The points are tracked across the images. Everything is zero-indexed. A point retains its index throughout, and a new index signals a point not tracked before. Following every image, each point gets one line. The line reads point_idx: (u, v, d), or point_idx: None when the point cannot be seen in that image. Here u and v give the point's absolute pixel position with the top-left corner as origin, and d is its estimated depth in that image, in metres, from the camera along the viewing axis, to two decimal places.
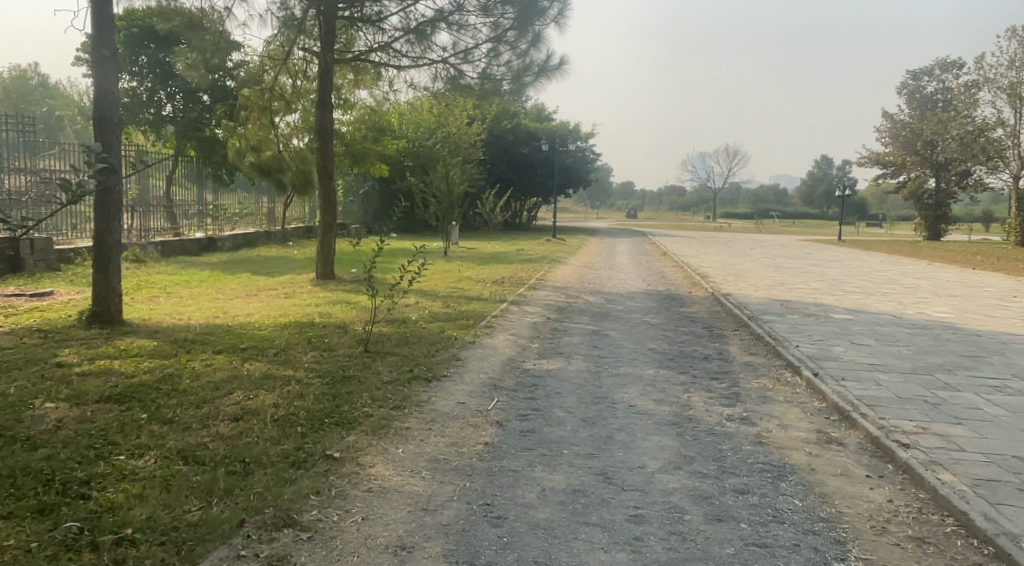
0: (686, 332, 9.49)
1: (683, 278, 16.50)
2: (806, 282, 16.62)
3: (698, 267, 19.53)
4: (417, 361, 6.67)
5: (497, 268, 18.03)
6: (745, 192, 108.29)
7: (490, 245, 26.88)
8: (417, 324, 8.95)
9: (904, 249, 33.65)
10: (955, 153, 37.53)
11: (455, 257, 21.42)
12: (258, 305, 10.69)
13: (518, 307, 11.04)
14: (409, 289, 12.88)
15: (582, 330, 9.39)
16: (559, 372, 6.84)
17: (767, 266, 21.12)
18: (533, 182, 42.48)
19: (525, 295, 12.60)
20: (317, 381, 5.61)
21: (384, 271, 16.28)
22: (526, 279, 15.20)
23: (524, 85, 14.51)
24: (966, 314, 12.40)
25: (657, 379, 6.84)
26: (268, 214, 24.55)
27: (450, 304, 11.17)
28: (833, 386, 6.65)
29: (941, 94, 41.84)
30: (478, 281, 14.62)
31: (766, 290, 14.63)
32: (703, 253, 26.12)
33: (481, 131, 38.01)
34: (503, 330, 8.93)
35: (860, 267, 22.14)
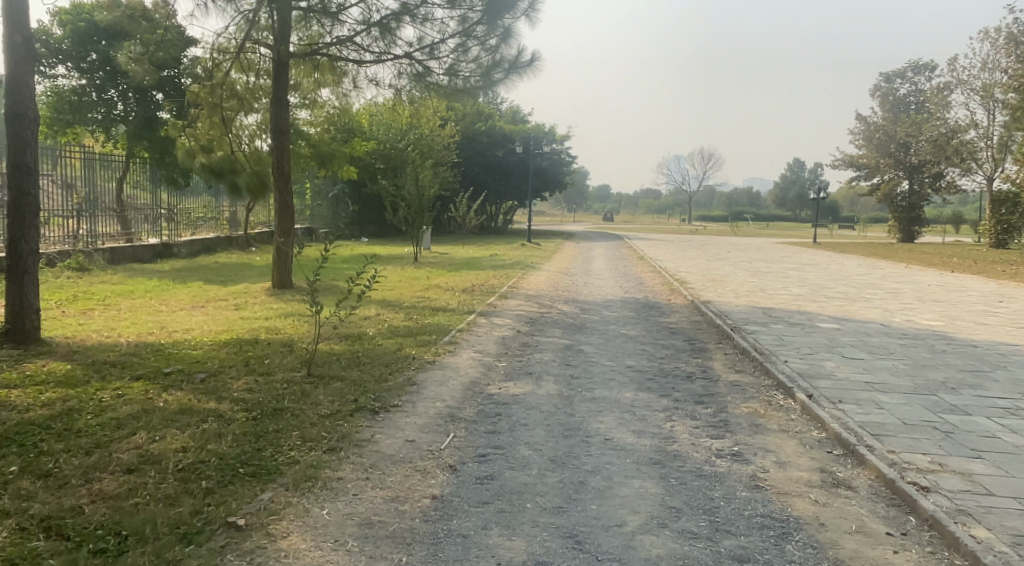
0: (666, 346, 8.76)
1: (660, 284, 15.85)
2: (787, 287, 16.02)
3: (675, 272, 18.92)
4: (366, 387, 5.85)
5: (467, 274, 17.26)
6: (719, 195, 108.48)
7: (463, 250, 26.09)
8: (373, 341, 8.12)
9: (880, 252, 33.32)
10: (928, 155, 37.39)
11: (425, 263, 20.61)
12: (202, 320, 9.82)
13: (486, 319, 10.27)
14: (372, 300, 12.09)
15: (553, 345, 8.64)
16: (526, 398, 6.08)
17: (745, 270, 20.54)
18: (508, 185, 41.76)
19: (495, 304, 11.85)
20: (241, 416, 4.81)
21: (348, 280, 15.45)
22: (496, 287, 14.44)
23: (493, 82, 13.74)
24: (956, 322, 11.83)
25: (636, 404, 6.09)
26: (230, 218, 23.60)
27: (413, 316, 10.37)
28: (831, 410, 5.95)
29: (914, 97, 41.76)
30: (446, 290, 13.86)
31: (747, 297, 13.98)
32: (681, 257, 25.52)
33: (453, 133, 37.23)
34: (467, 346, 8.14)
35: (840, 271, 21.64)
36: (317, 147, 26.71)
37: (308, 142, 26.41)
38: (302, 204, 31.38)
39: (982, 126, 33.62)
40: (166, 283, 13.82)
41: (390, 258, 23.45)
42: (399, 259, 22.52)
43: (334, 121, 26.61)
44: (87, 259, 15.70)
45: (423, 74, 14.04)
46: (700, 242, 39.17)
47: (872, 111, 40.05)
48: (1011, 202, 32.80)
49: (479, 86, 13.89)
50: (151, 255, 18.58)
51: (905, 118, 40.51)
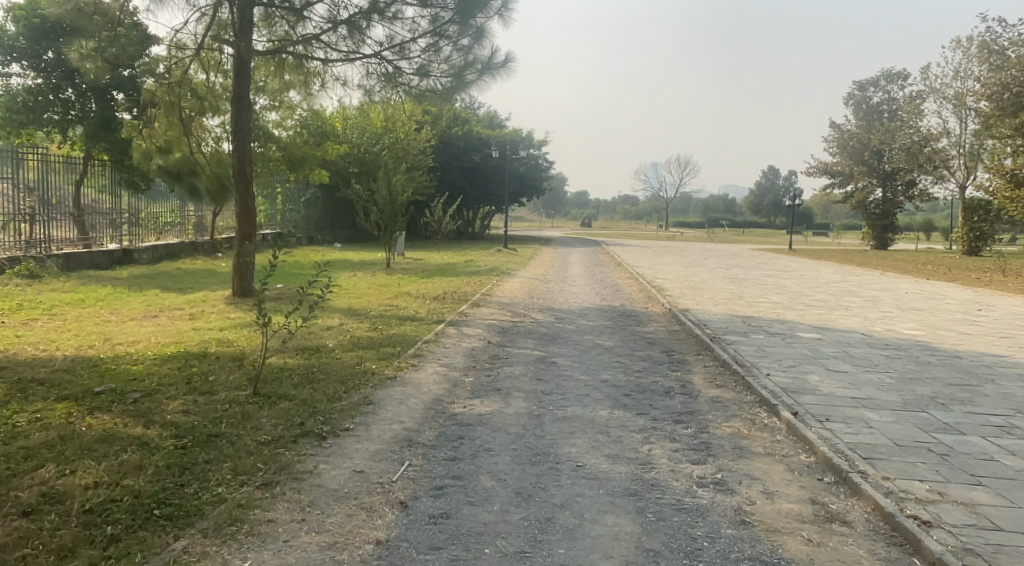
0: (643, 358, 8.33)
1: (638, 291, 15.45)
2: (765, 295, 15.70)
3: (653, 280, 18.55)
4: (315, 407, 5.38)
5: (440, 281, 16.78)
6: (695, 202, 108.85)
7: (437, 256, 25.59)
8: (331, 354, 7.64)
9: (856, 258, 33.28)
10: (902, 163, 37.51)
11: (397, 269, 20.09)
12: (150, 331, 9.28)
13: (455, 328, 9.79)
14: (337, 310, 11.61)
15: (525, 357, 8.17)
16: (493, 418, 5.60)
17: (722, 277, 20.23)
18: (484, 190, 41.29)
19: (465, 312, 11.39)
20: (169, 444, 4.34)
21: (315, 287, 14.92)
22: (469, 294, 13.97)
23: (465, 84, 13.29)
24: (938, 331, 11.54)
25: (611, 424, 5.65)
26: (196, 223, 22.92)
27: (378, 326, 9.88)
28: (819, 430, 5.54)
29: (887, 105, 41.95)
30: (416, 298, 13.37)
31: (726, 305, 13.62)
32: (658, 264, 25.17)
33: (429, 138, 36.69)
34: (432, 359, 7.66)
35: (817, 278, 21.41)
36: (288, 149, 26.10)
37: (278, 144, 25.79)
38: (273, 209, 30.71)
39: (954, 134, 33.76)
40: (120, 292, 13.27)
41: (361, 263, 22.86)
42: (371, 265, 21.96)
43: (306, 124, 26.01)
44: (38, 266, 15.04)
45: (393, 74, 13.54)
46: (676, 248, 38.95)
47: (846, 119, 40.15)
48: (983, 209, 32.92)
49: (451, 90, 13.42)
50: (109, 261, 17.95)
51: (878, 126, 40.67)
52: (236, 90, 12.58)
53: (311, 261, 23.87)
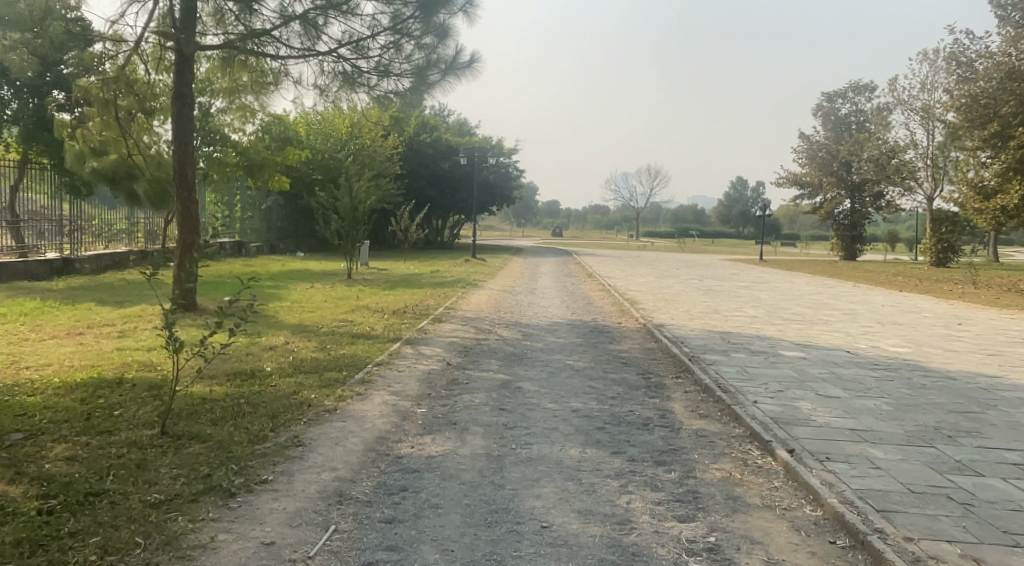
0: (617, 382, 7.55)
1: (609, 305, 14.75)
2: (741, 308, 15.05)
3: (625, 292, 17.88)
4: (231, 451, 4.65)
5: (402, 293, 15.90)
6: (665, 212, 109.04)
7: (402, 266, 24.67)
8: (270, 382, 6.85)
9: (827, 269, 32.92)
10: (870, 174, 37.39)
11: (358, 280, 19.15)
12: (70, 353, 8.46)
13: (412, 347, 8.96)
14: (286, 326, 10.77)
15: (487, 382, 7.35)
16: (445, 462, 4.79)
17: (696, 289, 19.61)
18: (453, 198, 40.46)
19: (424, 328, 10.59)
20: (30, 513, 3.60)
21: (267, 300, 14.00)
22: (431, 307, 13.12)
23: (428, 84, 12.50)
24: (924, 347, 10.91)
25: (583, 467, 4.85)
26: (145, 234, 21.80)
27: (330, 344, 9.05)
28: (822, 473, 4.79)
29: (855, 116, 41.92)
30: (373, 312, 12.50)
31: (702, 320, 12.91)
32: (629, 274, 24.52)
33: (395, 145, 35.82)
34: (382, 384, 6.87)
35: (791, 290, 20.85)
36: (247, 154, 25.08)
37: (235, 149, 24.77)
38: (233, 217, 29.58)
39: (922, 146, 33.69)
40: (50, 307, 12.35)
41: (322, 273, 21.86)
42: (331, 275, 21.00)
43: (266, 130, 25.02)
44: None
45: (351, 74, 12.60)
46: (647, 258, 38.40)
47: (815, 129, 40.01)
48: (951, 221, 32.82)
49: (412, 90, 12.59)
50: (48, 271, 16.86)
51: (847, 137, 40.58)
52: (177, 87, 11.88)
53: (269, 271, 22.83)
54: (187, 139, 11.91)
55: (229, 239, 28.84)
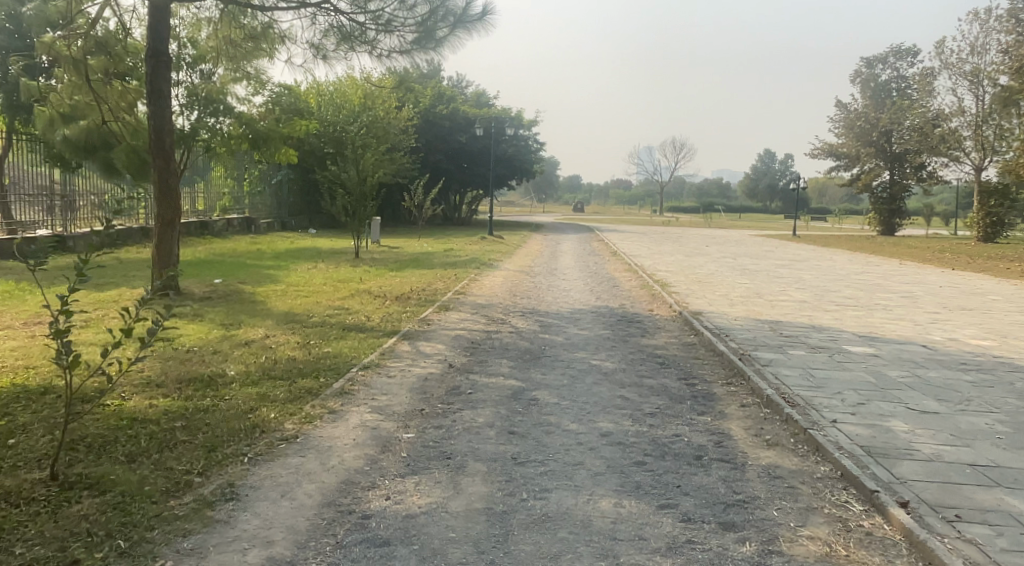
0: (656, 391, 6.15)
1: (639, 288, 13.34)
2: (785, 291, 13.49)
3: (655, 272, 16.45)
4: (129, 513, 3.41)
5: (410, 274, 14.59)
6: (689, 186, 106.67)
7: (415, 244, 23.39)
8: (225, 393, 5.54)
9: (866, 246, 31.11)
10: (912, 144, 35.32)
11: (367, 260, 17.85)
12: (11, 349, 7.26)
13: (410, 343, 7.61)
14: (272, 315, 9.46)
15: (495, 391, 5.99)
16: (429, 527, 3.46)
17: (731, 269, 18.07)
18: (471, 172, 38.98)
19: (428, 318, 9.23)
20: None
21: (260, 283, 12.73)
22: (439, 292, 11.77)
23: (437, 42, 10.98)
24: (1009, 339, 9.34)
25: (620, 533, 3.48)
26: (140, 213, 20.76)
27: (316, 338, 7.71)
28: (960, 547, 3.39)
29: (896, 83, 39.70)
30: (375, 296, 11.19)
31: (743, 306, 11.41)
32: (656, 252, 23.02)
33: (409, 116, 34.36)
34: (363, 396, 5.52)
35: (834, 269, 19.22)
36: (252, 126, 23.86)
37: (240, 120, 23.50)
38: (241, 192, 28.42)
39: (970, 113, 31.54)
40: (21, 292, 11.25)
41: (330, 251, 20.59)
42: (338, 254, 19.74)
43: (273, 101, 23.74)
44: None
45: (349, 31, 11.14)
46: (674, 234, 36.75)
47: (852, 97, 37.91)
48: (999, 193, 30.80)
49: (418, 45, 11.00)
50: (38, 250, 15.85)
51: (887, 105, 38.41)
52: (151, 44, 10.54)
53: (275, 250, 21.67)
54: (163, 100, 10.62)
55: (237, 215, 27.72)
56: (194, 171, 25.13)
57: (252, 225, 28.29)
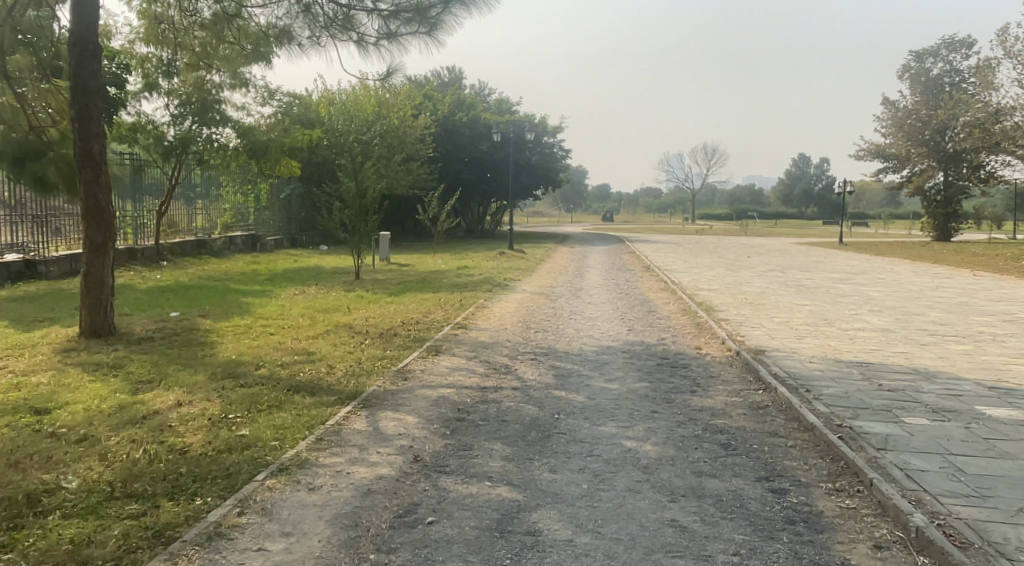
0: (728, 511, 3.92)
1: (681, 314, 11.04)
2: (858, 317, 11.10)
3: (697, 291, 14.17)
4: None
5: (406, 301, 12.45)
6: (722, 193, 103.79)
7: (429, 261, 21.41)
8: (21, 542, 3.35)
9: (925, 253, 28.51)
10: (971, 142, 32.53)
11: (368, 282, 15.82)
12: None
13: (369, 416, 5.37)
14: (209, 365, 7.27)
15: (475, 514, 3.80)
16: None
17: (785, 286, 15.68)
18: (493, 182, 36.94)
19: (408, 368, 6.98)
20: None
21: (227, 315, 10.65)
22: (437, 326, 9.57)
23: (435, 23, 8.71)
24: None
25: None
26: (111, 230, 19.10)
27: (239, 411, 5.47)
28: None
29: (949, 77, 36.74)
30: (354, 335, 9.01)
31: (814, 340, 9.05)
32: (693, 266, 20.65)
33: (425, 124, 32.40)
34: (245, 546, 3.33)
35: (903, 283, 16.79)
36: (250, 136, 22.14)
37: (238, 131, 21.88)
38: (246, 208, 26.59)
39: None
40: None
41: (332, 271, 18.62)
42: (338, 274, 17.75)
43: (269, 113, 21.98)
44: None
45: (330, 14, 9.01)
46: (710, 244, 34.34)
47: (900, 94, 35.38)
48: None
49: (415, 32, 8.81)
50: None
51: (941, 100, 35.65)
52: (74, 30, 8.40)
53: (274, 270, 19.77)
54: (92, 99, 8.42)
55: (241, 233, 25.86)
56: (193, 188, 23.32)
57: (258, 243, 26.54)
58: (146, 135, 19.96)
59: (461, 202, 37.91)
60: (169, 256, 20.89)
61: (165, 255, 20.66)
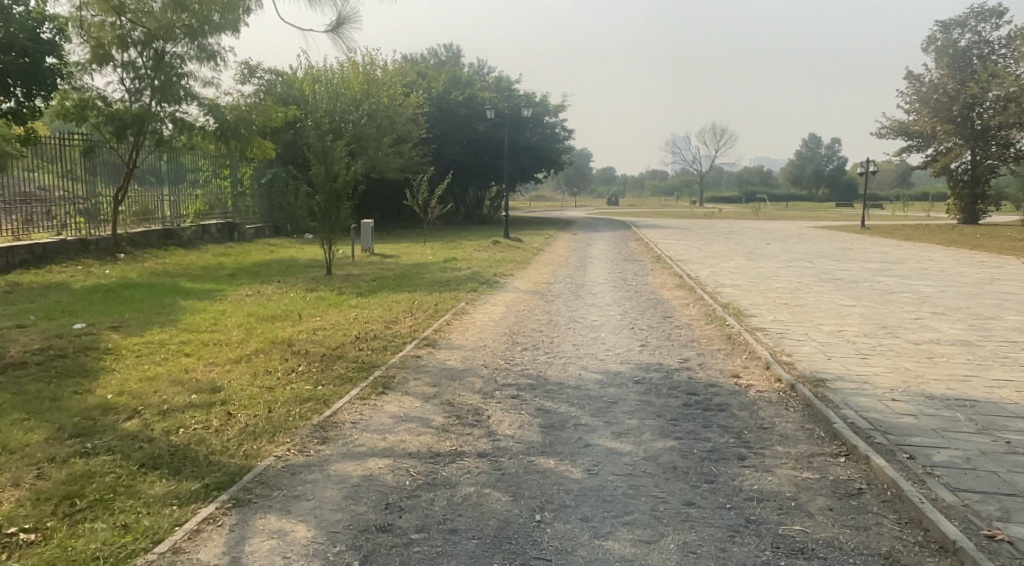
0: None
1: (705, 323, 8.97)
2: (925, 325, 9.00)
3: (719, 289, 12.08)
4: None
5: (374, 305, 10.38)
6: (730, 175, 101.36)
7: (417, 251, 19.40)
8: None
9: (958, 238, 26.39)
10: (1005, 117, 30.27)
11: (341, 278, 13.78)
12: None
13: (234, 530, 3.37)
14: (62, 414, 5.23)
15: None
16: None
17: (821, 280, 13.60)
18: (492, 165, 34.81)
19: (335, 419, 4.92)
20: None
21: (145, 327, 8.60)
22: (399, 344, 7.49)
23: None
24: None
25: None
26: (58, 219, 17.15)
27: (32, 518, 3.47)
28: None
29: (978, 49, 34.28)
30: (287, 358, 6.94)
31: (884, 362, 6.96)
32: (709, 256, 18.56)
33: (416, 103, 30.21)
34: None
35: (953, 274, 14.73)
36: (219, 113, 20.01)
37: (206, 107, 19.75)
38: (224, 193, 24.51)
39: None
40: None
41: (306, 265, 16.63)
42: (309, 268, 15.73)
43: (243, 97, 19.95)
44: None
45: None
46: (723, 229, 32.29)
47: (926, 68, 33.01)
48: None
49: None
50: None
51: (970, 73, 33.32)
52: None
53: (242, 263, 17.75)
54: None
55: (217, 221, 23.85)
56: (162, 172, 21.27)
57: (236, 233, 24.56)
58: (96, 113, 17.88)
59: (459, 186, 35.82)
60: (128, 247, 18.95)
61: (124, 247, 18.74)
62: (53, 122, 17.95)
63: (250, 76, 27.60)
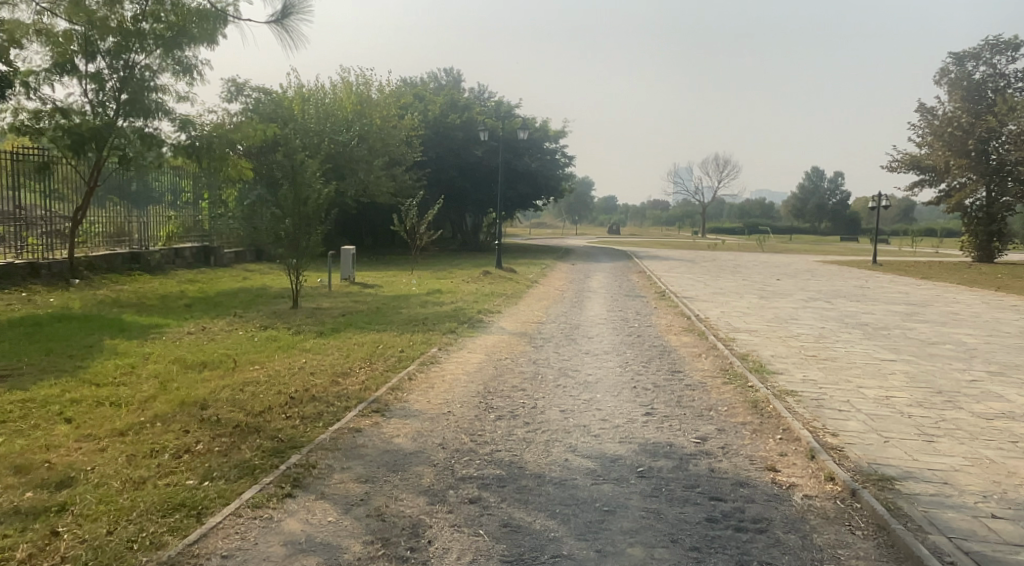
0: None
1: (721, 383, 7.38)
2: (987, 390, 7.44)
3: (734, 334, 10.54)
4: None
5: (331, 349, 8.77)
6: (732, 206, 100.23)
7: (401, 281, 17.93)
8: None
9: (978, 277, 24.93)
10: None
11: (306, 313, 12.23)
12: None
13: None
14: None
15: None
16: None
17: (847, 326, 12.08)
18: (488, 191, 33.40)
19: (198, 551, 3.40)
20: None
21: (39, 376, 7.02)
22: (340, 411, 5.87)
23: None
24: None
25: None
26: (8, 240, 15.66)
27: None
28: None
29: (992, 82, 33.07)
30: (186, 430, 5.34)
31: (959, 449, 5.40)
32: (717, 292, 17.04)
33: (409, 124, 28.88)
34: None
35: (992, 321, 13.20)
36: (193, 129, 18.51)
37: (179, 123, 18.28)
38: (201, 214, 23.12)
39: None
40: None
41: (274, 296, 15.11)
42: (276, 299, 14.19)
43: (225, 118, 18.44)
44: None
45: None
46: (729, 262, 30.87)
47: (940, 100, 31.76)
48: None
49: None
50: None
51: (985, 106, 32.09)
52: None
53: (208, 291, 16.23)
54: None
55: (191, 244, 22.44)
56: (132, 192, 19.84)
57: (212, 257, 23.11)
58: (54, 127, 16.07)
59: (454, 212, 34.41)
60: (87, 273, 17.45)
61: (81, 271, 17.25)
62: (7, 136, 16.50)
63: (236, 94, 26.35)
